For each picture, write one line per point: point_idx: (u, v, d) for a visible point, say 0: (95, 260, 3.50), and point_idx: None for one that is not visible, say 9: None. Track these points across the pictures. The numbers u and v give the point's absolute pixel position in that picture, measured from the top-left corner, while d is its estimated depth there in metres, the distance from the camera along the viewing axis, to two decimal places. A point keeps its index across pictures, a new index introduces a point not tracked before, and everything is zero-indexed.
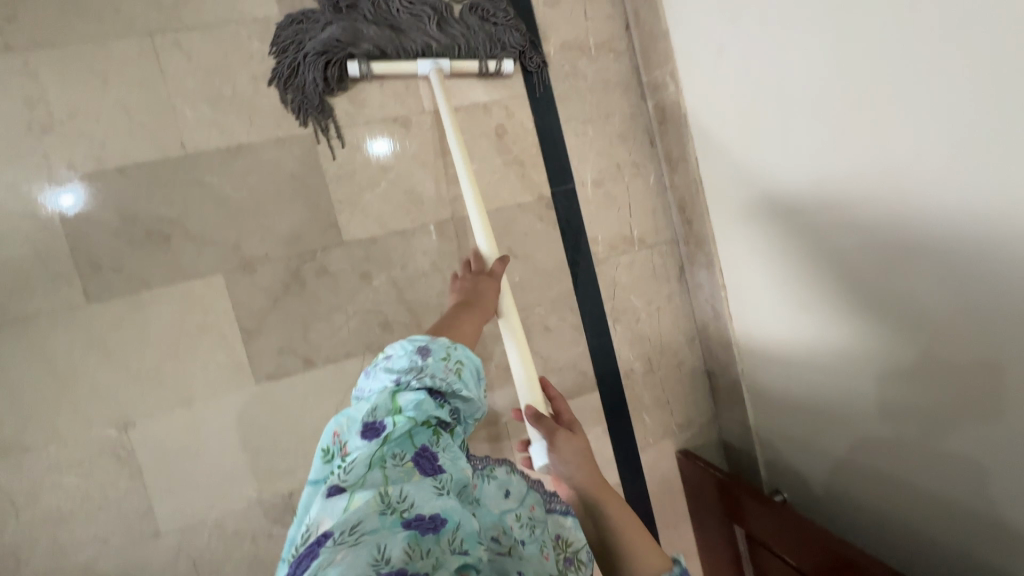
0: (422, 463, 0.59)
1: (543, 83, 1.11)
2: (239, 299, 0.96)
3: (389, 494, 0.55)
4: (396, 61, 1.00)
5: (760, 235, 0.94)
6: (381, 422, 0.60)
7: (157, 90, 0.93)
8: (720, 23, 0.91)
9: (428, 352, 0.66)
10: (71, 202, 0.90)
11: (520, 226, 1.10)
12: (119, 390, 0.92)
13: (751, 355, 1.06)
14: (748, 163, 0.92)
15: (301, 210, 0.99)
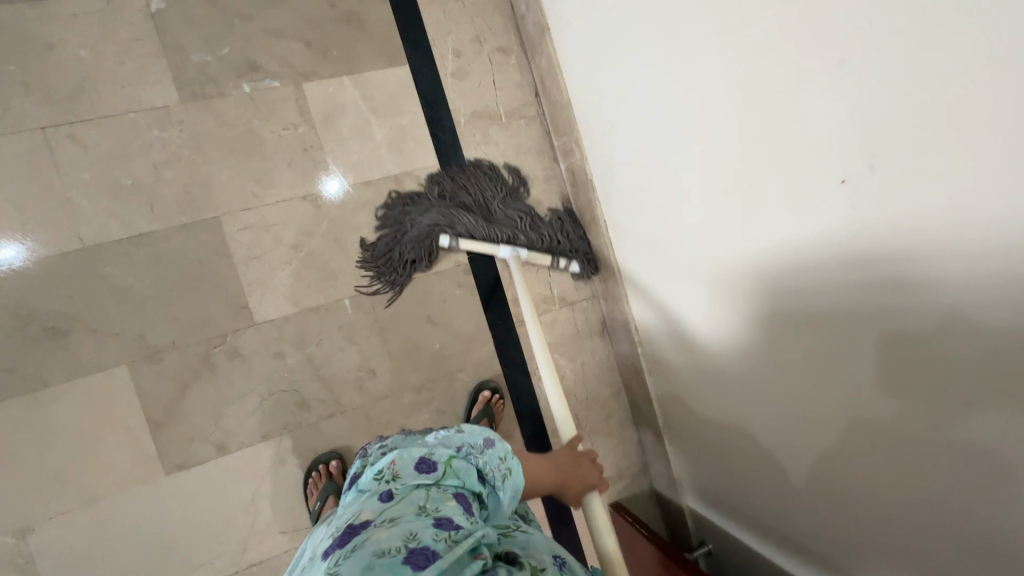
0: (459, 500, 0.62)
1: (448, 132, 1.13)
2: (145, 390, 0.94)
3: (427, 507, 0.58)
4: (483, 241, 1.06)
5: (667, 300, 0.95)
6: (434, 459, 0.65)
7: (51, 184, 0.91)
8: (604, 95, 0.94)
9: (494, 443, 0.69)
10: (12, 254, 0.90)
11: (438, 293, 1.11)
12: (16, 495, 0.89)
13: (694, 404, 0.97)
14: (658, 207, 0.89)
15: (209, 295, 0.98)
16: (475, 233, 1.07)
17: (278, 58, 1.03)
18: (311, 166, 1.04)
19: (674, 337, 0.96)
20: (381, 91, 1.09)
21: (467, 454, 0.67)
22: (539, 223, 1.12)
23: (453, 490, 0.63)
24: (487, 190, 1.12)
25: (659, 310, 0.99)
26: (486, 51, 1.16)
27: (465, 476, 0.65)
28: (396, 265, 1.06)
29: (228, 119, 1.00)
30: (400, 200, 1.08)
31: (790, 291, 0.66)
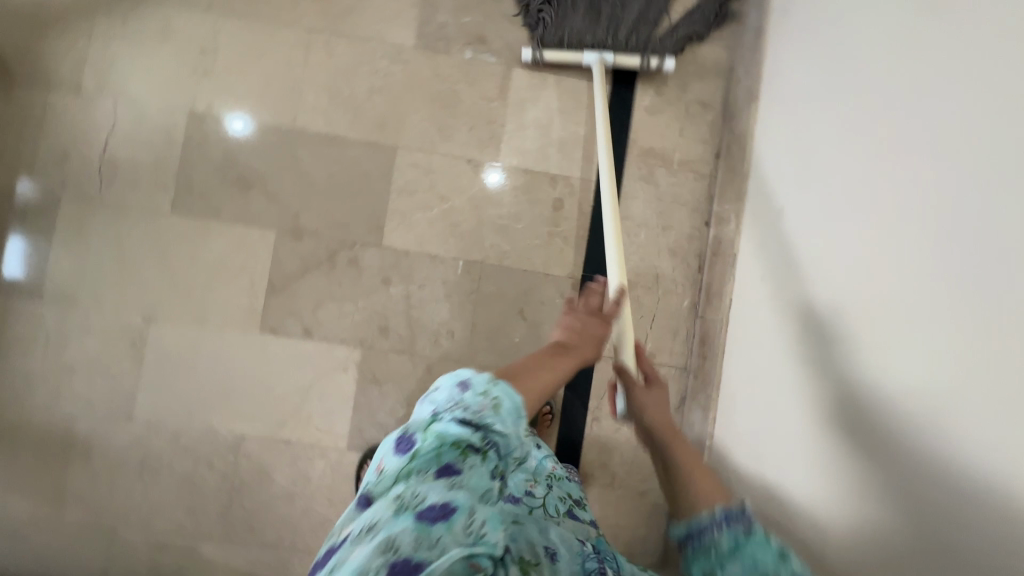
0: (449, 479, 0.49)
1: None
2: (278, 257, 1.10)
3: (404, 502, 0.46)
4: (566, 52, 1.11)
5: (767, 413, 0.88)
6: (410, 436, 0.52)
7: (295, 72, 1.11)
8: (775, 179, 0.96)
9: (469, 383, 0.57)
10: (239, 127, 1.10)
11: (540, 294, 1.13)
12: (159, 290, 1.08)
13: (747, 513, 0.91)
14: (782, 297, 0.88)
15: (360, 205, 1.11)
16: (558, 41, 1.11)
17: (504, 40, 1.14)
18: (486, 138, 1.13)
19: (759, 450, 0.89)
20: (575, 99, 1.15)
21: (444, 415, 0.54)
22: (641, 33, 1.12)
23: (445, 462, 0.49)
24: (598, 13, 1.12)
25: (752, 414, 0.92)
26: (687, 99, 1.17)
27: (445, 440, 0.51)
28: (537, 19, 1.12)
29: (442, 74, 1.13)
30: (520, 7, 1.14)
31: (927, 479, 0.56)
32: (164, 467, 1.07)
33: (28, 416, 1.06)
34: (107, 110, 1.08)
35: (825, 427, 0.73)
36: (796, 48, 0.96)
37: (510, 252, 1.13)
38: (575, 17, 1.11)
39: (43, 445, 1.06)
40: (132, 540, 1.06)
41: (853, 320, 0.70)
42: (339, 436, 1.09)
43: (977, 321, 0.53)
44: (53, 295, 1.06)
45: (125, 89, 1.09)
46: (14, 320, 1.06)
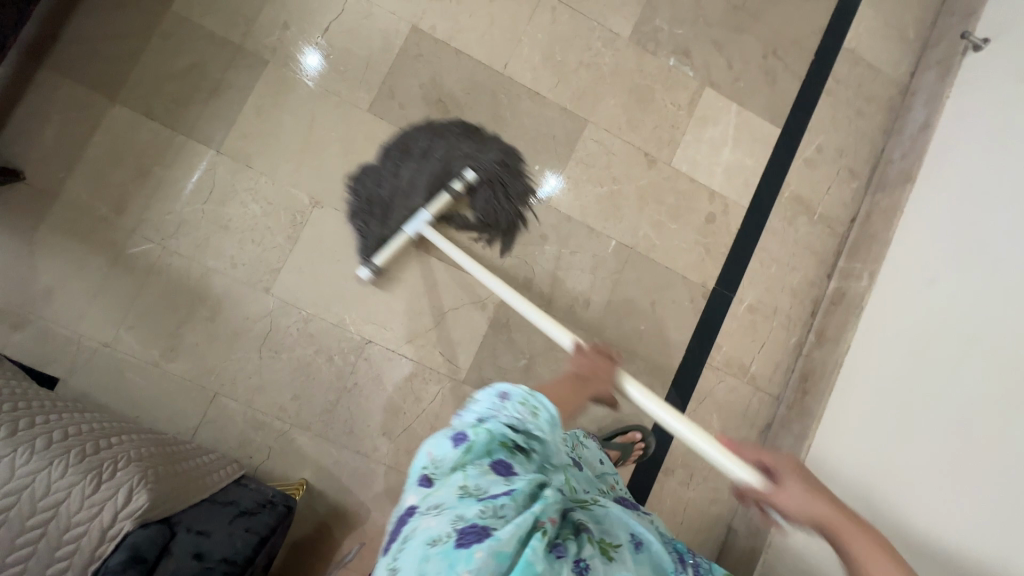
0: (502, 466, 0.55)
1: (402, 148, 1.12)
2: (453, 184, 1.13)
3: (469, 486, 0.51)
4: (392, 246, 1.07)
5: (848, 490, 1.02)
6: (462, 430, 0.55)
7: (519, 25, 1.17)
8: (928, 245, 1.08)
9: (510, 394, 0.58)
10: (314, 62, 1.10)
11: (673, 292, 1.21)
12: (333, 178, 1.09)
13: (865, 527, 0.96)
14: (933, 336, 0.99)
15: (540, 162, 1.17)
16: (384, 239, 1.08)
17: (704, 60, 1.24)
18: (666, 139, 1.22)
19: (882, 480, 0.97)
20: (749, 131, 1.25)
21: (491, 421, 0.56)
22: (475, 136, 1.14)
23: (496, 457, 0.55)
24: (455, 153, 1.11)
25: (831, 481, 1.06)
26: (841, 163, 1.29)
27: (496, 434, 0.55)
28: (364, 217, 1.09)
29: (644, 71, 1.22)
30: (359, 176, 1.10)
31: None
32: (283, 348, 1.06)
33: (168, 257, 1.04)
34: None
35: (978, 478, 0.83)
36: (993, 157, 1.02)
37: (658, 247, 1.20)
38: (393, 180, 1.10)
39: (174, 290, 1.04)
40: (230, 409, 1.04)
41: None
42: (459, 367, 1.12)
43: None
44: (231, 150, 1.06)
45: None
46: (185, 161, 1.05)
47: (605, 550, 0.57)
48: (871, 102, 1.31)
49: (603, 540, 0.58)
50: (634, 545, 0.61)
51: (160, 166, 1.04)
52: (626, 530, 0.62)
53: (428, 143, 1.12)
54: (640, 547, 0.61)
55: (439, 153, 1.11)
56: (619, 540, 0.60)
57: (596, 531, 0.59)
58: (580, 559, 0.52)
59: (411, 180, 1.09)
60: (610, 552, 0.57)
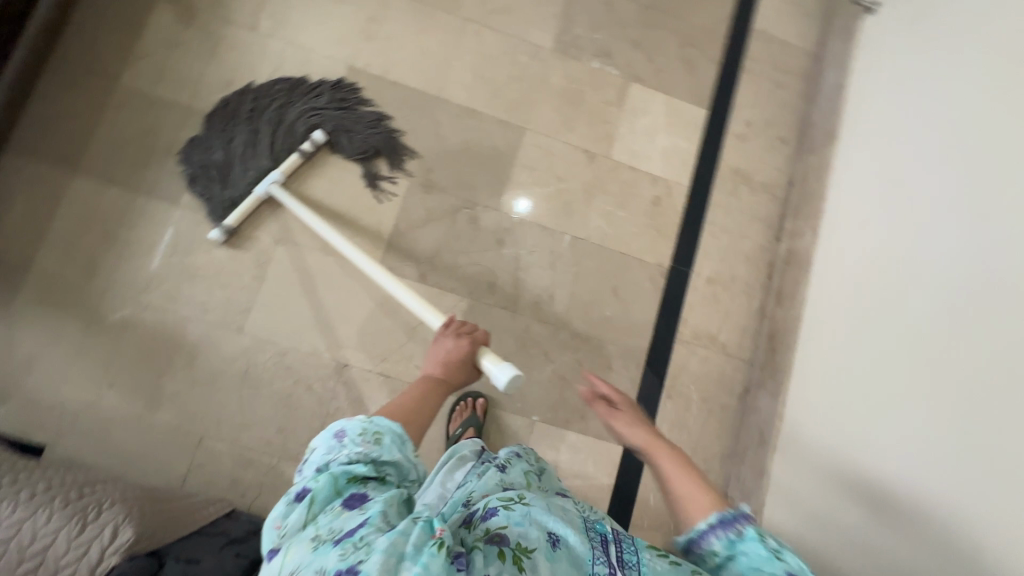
0: (354, 502, 0.59)
1: (228, 105, 1.15)
2: (407, 204, 1.19)
3: (321, 535, 0.55)
4: (244, 208, 1.11)
5: (812, 455, 1.05)
6: (304, 486, 0.60)
7: (447, 51, 1.25)
8: (857, 196, 1.15)
9: (343, 433, 0.65)
10: None
11: (632, 275, 1.25)
12: (291, 215, 1.15)
13: (831, 470, 1.00)
14: (870, 278, 1.04)
15: (486, 173, 1.23)
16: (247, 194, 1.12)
17: (626, 58, 1.33)
18: (602, 135, 1.29)
19: (841, 420, 1.01)
20: (680, 116, 1.33)
21: (330, 464, 0.61)
22: (302, 89, 1.18)
23: (348, 495, 0.60)
24: (264, 97, 1.16)
25: (799, 447, 1.09)
26: (770, 133, 1.37)
27: (340, 473, 0.61)
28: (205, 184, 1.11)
29: (571, 75, 1.30)
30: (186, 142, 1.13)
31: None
32: (262, 384, 1.09)
33: (140, 312, 1.08)
34: (274, 51, 1.19)
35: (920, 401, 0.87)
36: (936, 115, 1.02)
37: (611, 235, 1.26)
38: (220, 136, 1.14)
39: (150, 343, 1.07)
40: (217, 451, 1.06)
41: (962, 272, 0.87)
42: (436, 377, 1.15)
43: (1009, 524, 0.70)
44: (191, 203, 1.12)
45: (296, 36, 1.20)
46: (148, 220, 1.10)
47: (514, 560, 0.56)
48: (787, 74, 1.40)
49: (514, 548, 0.57)
50: (551, 544, 0.60)
51: (124, 228, 1.10)
52: (539, 531, 0.60)
53: (247, 102, 1.15)
54: (558, 545, 0.60)
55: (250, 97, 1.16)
56: (536, 544, 0.59)
57: (511, 539, 0.59)
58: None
59: (228, 129, 1.14)
60: (523, 561, 0.57)
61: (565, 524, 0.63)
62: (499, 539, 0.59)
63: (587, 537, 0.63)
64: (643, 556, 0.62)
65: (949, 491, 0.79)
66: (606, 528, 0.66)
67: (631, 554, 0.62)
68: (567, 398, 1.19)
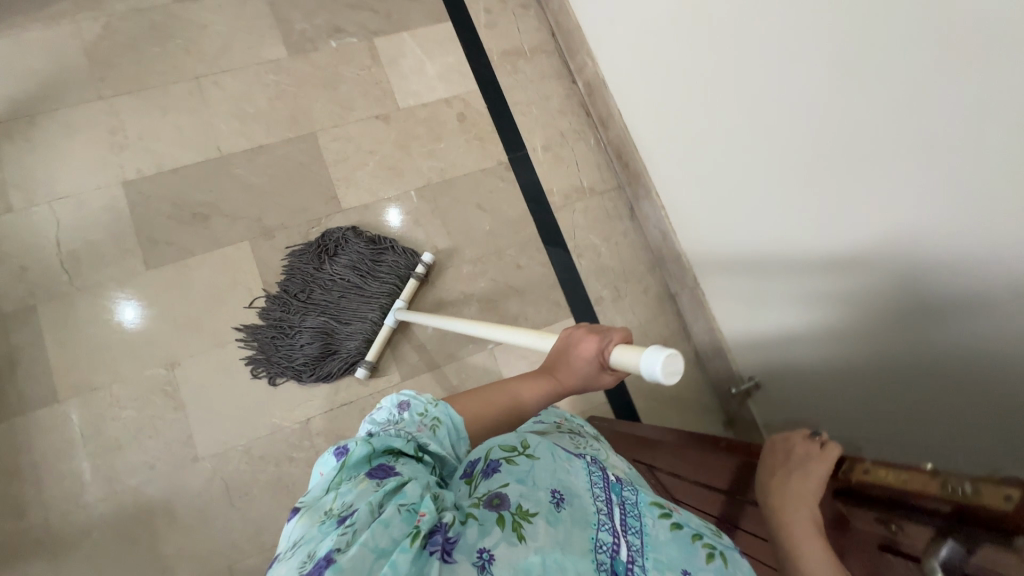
0: (381, 475, 0.56)
1: (291, 286, 1.18)
2: (262, 259, 1.20)
3: (331, 511, 0.51)
4: (377, 341, 1.17)
5: (690, 239, 1.24)
6: (343, 443, 0.59)
7: (201, 114, 1.25)
8: (600, 11, 1.27)
9: (408, 404, 0.65)
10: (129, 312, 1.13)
11: (485, 185, 1.33)
12: (167, 339, 1.13)
13: (703, 247, 1.21)
14: (652, 78, 1.18)
15: (309, 189, 1.25)
16: (367, 339, 1.17)
17: (355, 22, 1.37)
18: (380, 94, 1.34)
19: (689, 205, 1.21)
20: (431, 40, 1.40)
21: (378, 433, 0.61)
22: (329, 249, 1.21)
23: (378, 465, 0.58)
24: (315, 267, 1.20)
25: (679, 232, 1.27)
26: (510, 6, 1.47)
27: (378, 446, 0.59)
28: (324, 357, 1.15)
29: (320, 65, 1.33)
30: (253, 334, 1.15)
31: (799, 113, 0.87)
32: (249, 486, 1.09)
33: (93, 510, 1.04)
34: (44, 215, 1.15)
35: (728, 176, 1.06)
36: None
37: (446, 167, 1.33)
38: (291, 314, 1.17)
39: (123, 527, 1.04)
40: (251, 565, 1.05)
41: (712, 63, 1.00)
42: (391, 374, 1.19)
43: (814, 243, 0.91)
44: (68, 390, 1.07)
45: (54, 190, 1.16)
46: (40, 433, 1.05)
47: (514, 527, 0.51)
48: None
49: (515, 513, 0.53)
50: (555, 506, 0.55)
51: (21, 456, 1.04)
52: (542, 492, 0.56)
53: (59, 277, 1.12)
54: (563, 506, 0.56)
55: (330, 275, 1.20)
56: (538, 508, 0.54)
57: (512, 500, 0.54)
58: (480, 551, 0.49)
59: (307, 305, 1.18)
60: (524, 526, 0.52)
61: (569, 486, 0.58)
62: (499, 502, 0.54)
63: (593, 497, 0.58)
64: (648, 521, 0.57)
65: (770, 234, 1.01)
66: (612, 480, 0.62)
67: (637, 514, 0.58)
68: (504, 313, 1.27)
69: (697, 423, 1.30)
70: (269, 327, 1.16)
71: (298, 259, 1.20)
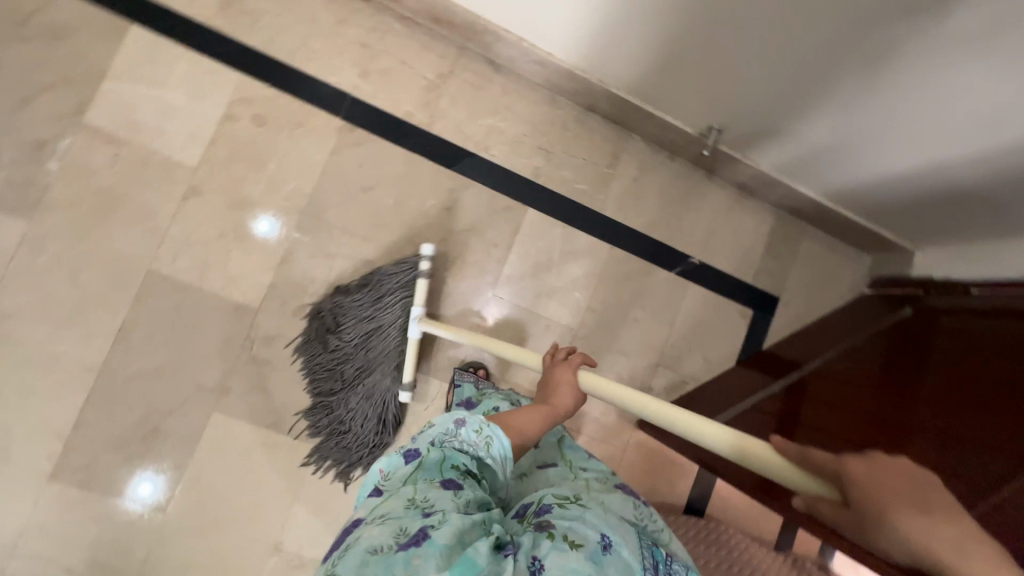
0: (453, 485, 0.61)
1: (319, 395, 1.07)
2: (243, 412, 1.07)
3: (416, 499, 0.59)
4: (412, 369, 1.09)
5: (553, 34, 1.02)
6: (418, 447, 0.65)
7: (31, 355, 0.99)
8: None
9: (466, 421, 0.66)
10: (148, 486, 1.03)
11: (348, 164, 1.12)
12: (249, 536, 1.06)
13: (573, 29, 0.98)
14: None
15: (209, 319, 1.06)
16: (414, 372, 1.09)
17: (46, 121, 1.01)
18: (162, 171, 1.04)
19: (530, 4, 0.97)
20: (141, 65, 1.04)
21: (444, 443, 0.65)
22: (327, 325, 1.07)
23: (448, 476, 0.62)
24: (323, 357, 1.07)
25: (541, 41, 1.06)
26: None
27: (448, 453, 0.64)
28: (390, 417, 1.09)
29: (72, 200, 1.01)
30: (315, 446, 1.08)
31: None
32: None
33: None
34: (25, 563, 0.99)
35: None
36: None
37: (299, 182, 1.10)
38: (337, 410, 1.07)
39: None
40: None
41: None
42: (440, 388, 1.14)
43: None
44: None
45: (4, 539, 0.98)
46: None
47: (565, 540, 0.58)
48: None
49: (564, 534, 0.59)
50: (602, 547, 0.60)
51: None
52: (592, 530, 0.61)
53: None
54: (609, 551, 0.60)
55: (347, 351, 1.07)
56: (585, 542, 0.59)
57: (562, 526, 0.61)
58: (533, 557, 0.56)
59: (347, 387, 1.07)
60: (574, 547, 0.58)
61: (619, 535, 0.63)
62: (549, 526, 0.61)
63: (637, 549, 0.63)
64: None
65: None
66: (660, 551, 0.66)
67: None
68: (475, 257, 1.17)
69: (690, 196, 1.28)
70: (323, 429, 1.08)
71: (309, 359, 1.07)
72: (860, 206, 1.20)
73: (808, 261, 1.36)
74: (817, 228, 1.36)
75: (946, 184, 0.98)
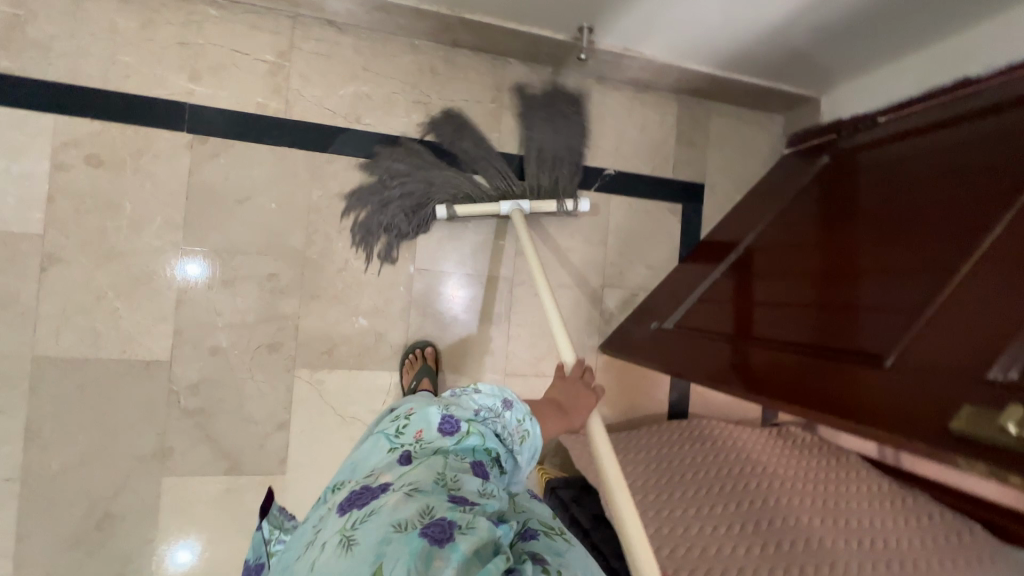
0: (482, 471, 0.59)
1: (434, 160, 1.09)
2: (194, 467, 1.01)
3: (446, 477, 0.55)
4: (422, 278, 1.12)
5: None
6: (458, 420, 0.62)
7: None
8: None
9: (511, 404, 0.67)
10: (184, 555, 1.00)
11: (213, 179, 1.01)
12: None
13: None
14: None
15: (122, 387, 0.97)
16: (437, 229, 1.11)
17: None
18: (7, 249, 0.93)
19: None
20: None
21: (484, 422, 0.64)
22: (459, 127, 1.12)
23: (476, 463, 0.60)
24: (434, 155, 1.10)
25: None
26: None
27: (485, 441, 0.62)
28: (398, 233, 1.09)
29: None
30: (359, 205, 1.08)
31: None
32: None
33: None
34: None
35: None
36: None
37: (166, 215, 0.99)
38: (385, 184, 1.08)
39: None
40: None
41: None
42: (391, 378, 1.10)
43: None
44: None
45: None
46: None
47: None
48: None
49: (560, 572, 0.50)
50: None
51: None
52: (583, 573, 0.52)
53: None
54: None
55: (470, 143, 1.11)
56: None
57: (554, 563, 0.51)
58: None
59: (407, 178, 1.07)
60: None
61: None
62: (543, 559, 0.51)
63: None
64: None
65: None
66: None
67: None
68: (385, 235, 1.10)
69: (588, 107, 1.22)
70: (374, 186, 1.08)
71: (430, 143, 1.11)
72: (760, 70, 1.16)
73: (723, 139, 1.32)
74: (723, 102, 1.31)
75: (839, 15, 0.92)
